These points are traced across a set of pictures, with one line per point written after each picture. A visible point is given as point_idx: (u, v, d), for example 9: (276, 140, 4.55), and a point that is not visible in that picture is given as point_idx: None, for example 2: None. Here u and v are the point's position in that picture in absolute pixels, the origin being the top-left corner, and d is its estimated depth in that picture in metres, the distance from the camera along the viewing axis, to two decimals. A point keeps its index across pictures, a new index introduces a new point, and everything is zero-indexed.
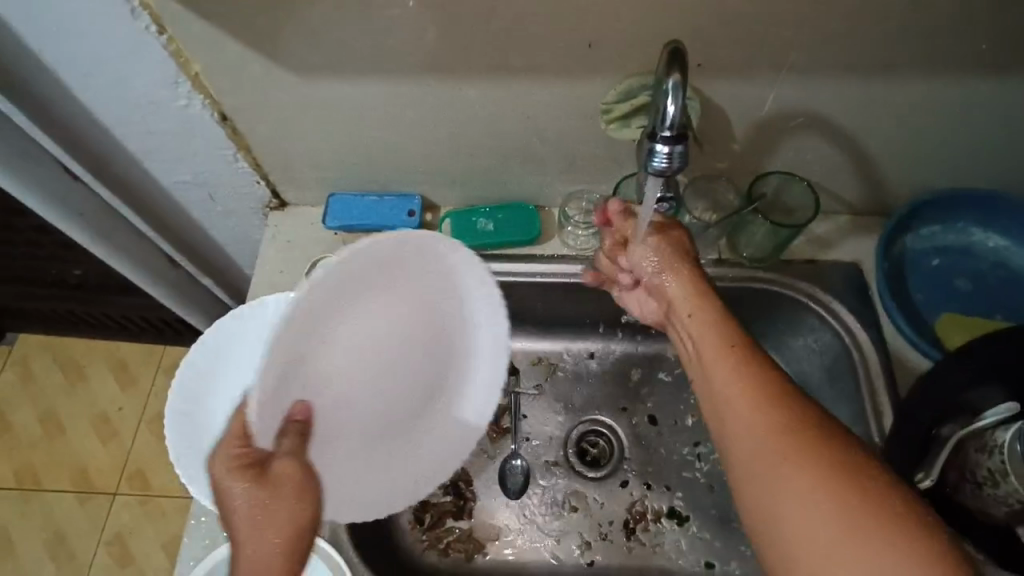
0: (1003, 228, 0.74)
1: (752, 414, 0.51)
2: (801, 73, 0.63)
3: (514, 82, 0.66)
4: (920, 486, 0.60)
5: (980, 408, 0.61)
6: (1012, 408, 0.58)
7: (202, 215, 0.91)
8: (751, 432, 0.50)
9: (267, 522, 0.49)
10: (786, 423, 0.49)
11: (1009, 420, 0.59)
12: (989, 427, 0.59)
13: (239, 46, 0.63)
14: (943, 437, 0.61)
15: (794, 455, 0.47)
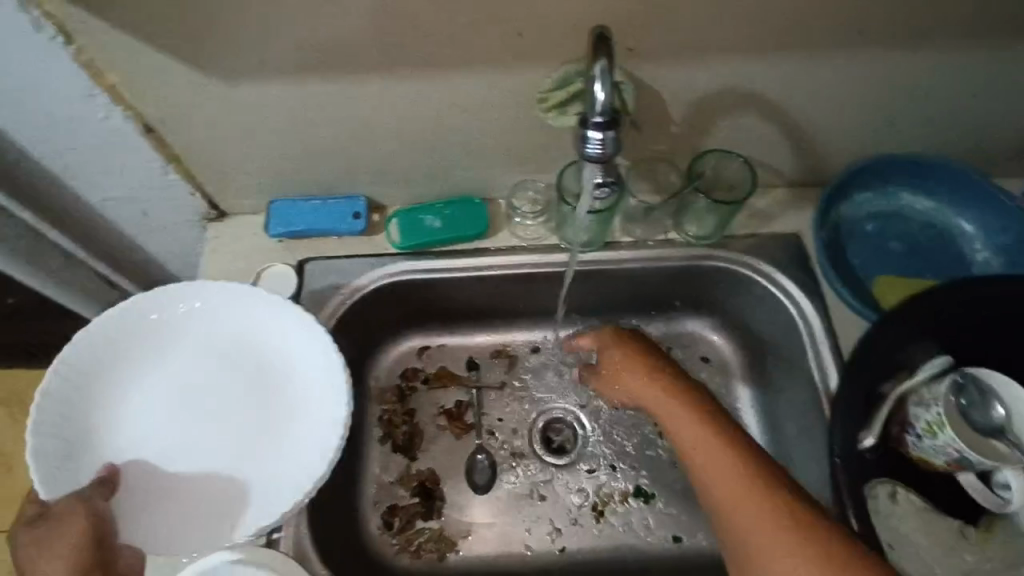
0: (929, 190, 0.78)
1: (719, 468, 0.57)
2: (729, 53, 0.64)
3: (449, 76, 0.65)
4: (864, 444, 0.62)
5: (916, 364, 0.64)
6: (945, 362, 0.62)
7: (137, 231, 0.87)
8: (728, 504, 0.56)
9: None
10: (741, 477, 0.56)
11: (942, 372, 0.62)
12: (925, 381, 0.62)
13: (156, 52, 0.61)
14: (885, 394, 0.63)
15: (747, 503, 0.54)
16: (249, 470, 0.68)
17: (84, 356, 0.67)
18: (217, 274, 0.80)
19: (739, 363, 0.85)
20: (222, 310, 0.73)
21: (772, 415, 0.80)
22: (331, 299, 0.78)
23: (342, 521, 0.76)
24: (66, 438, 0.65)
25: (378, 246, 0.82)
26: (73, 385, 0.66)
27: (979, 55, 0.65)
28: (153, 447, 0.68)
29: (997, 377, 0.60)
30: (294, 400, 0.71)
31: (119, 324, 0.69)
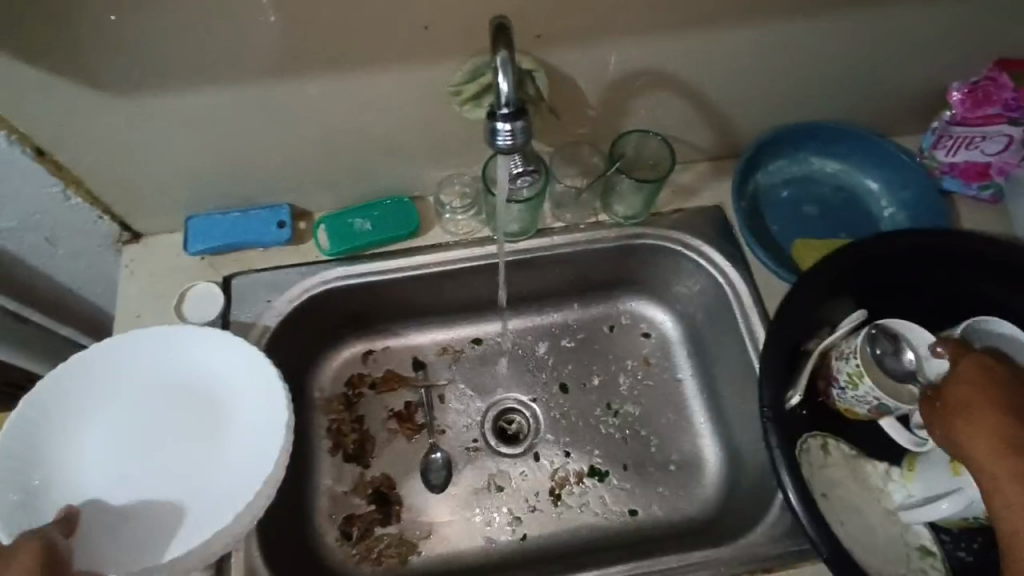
0: (836, 154, 0.82)
1: (972, 430, 0.53)
2: (635, 34, 0.65)
3: (359, 75, 0.64)
4: (791, 402, 0.66)
5: (834, 320, 0.68)
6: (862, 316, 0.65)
7: (44, 261, 0.81)
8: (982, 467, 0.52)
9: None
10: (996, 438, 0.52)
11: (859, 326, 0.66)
12: (843, 337, 0.65)
13: (38, 71, 0.57)
14: (809, 350, 0.67)
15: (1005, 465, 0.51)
16: (217, 494, 0.65)
17: (35, 410, 0.64)
18: (136, 299, 0.76)
19: (678, 335, 0.87)
20: (172, 343, 0.70)
21: (711, 382, 0.83)
22: (262, 313, 0.76)
23: (296, 538, 0.74)
24: (25, 492, 0.62)
25: (307, 254, 0.80)
26: (28, 441, 0.63)
27: (867, 21, 0.69)
28: (104, 487, 0.65)
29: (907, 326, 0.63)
30: (255, 416, 0.68)
31: (67, 374, 0.66)
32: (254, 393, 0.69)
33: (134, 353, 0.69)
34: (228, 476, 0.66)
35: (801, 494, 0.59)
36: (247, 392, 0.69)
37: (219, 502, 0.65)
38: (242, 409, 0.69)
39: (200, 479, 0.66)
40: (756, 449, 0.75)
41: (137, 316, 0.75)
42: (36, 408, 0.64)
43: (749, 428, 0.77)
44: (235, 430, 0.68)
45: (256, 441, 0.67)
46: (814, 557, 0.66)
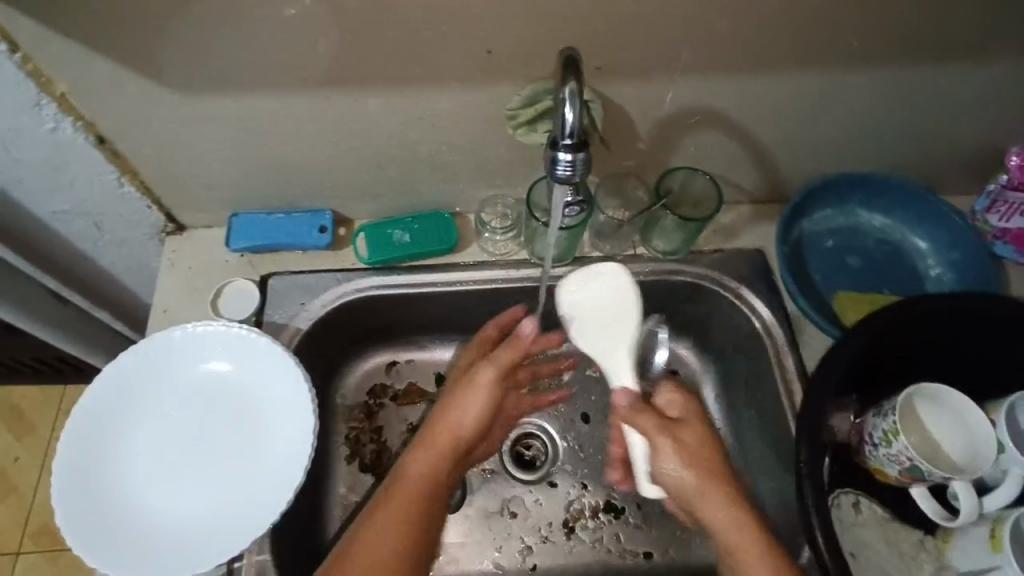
0: (885, 208, 0.81)
1: (695, 459, 0.63)
2: (694, 73, 0.65)
3: (416, 91, 0.65)
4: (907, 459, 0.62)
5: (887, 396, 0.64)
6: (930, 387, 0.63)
7: (89, 246, 0.83)
8: (692, 484, 0.63)
9: (381, 528, 0.60)
10: (707, 468, 0.63)
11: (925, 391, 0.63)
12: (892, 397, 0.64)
13: (110, 63, 0.59)
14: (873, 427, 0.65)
15: (713, 494, 0.62)
16: (249, 503, 0.64)
17: (97, 400, 0.66)
18: (174, 291, 0.77)
19: (706, 376, 0.86)
20: (219, 347, 0.70)
21: (738, 428, 0.81)
22: (295, 316, 0.76)
23: (306, 545, 0.73)
24: (81, 484, 0.63)
25: (345, 261, 0.80)
26: (84, 439, 0.65)
27: (929, 78, 0.68)
28: (144, 489, 0.65)
29: (959, 399, 0.62)
30: (291, 429, 0.67)
31: (124, 372, 0.68)
32: (292, 405, 0.68)
33: (189, 350, 0.70)
34: (260, 488, 0.65)
35: (837, 559, 0.56)
36: (285, 402, 0.69)
37: (248, 515, 0.63)
38: (280, 422, 0.68)
39: (237, 486, 0.66)
40: (783, 502, 0.73)
41: (170, 311, 0.76)
42: (95, 403, 0.66)
43: (775, 480, 0.74)
44: (274, 439, 0.68)
45: (290, 455, 0.66)
46: None
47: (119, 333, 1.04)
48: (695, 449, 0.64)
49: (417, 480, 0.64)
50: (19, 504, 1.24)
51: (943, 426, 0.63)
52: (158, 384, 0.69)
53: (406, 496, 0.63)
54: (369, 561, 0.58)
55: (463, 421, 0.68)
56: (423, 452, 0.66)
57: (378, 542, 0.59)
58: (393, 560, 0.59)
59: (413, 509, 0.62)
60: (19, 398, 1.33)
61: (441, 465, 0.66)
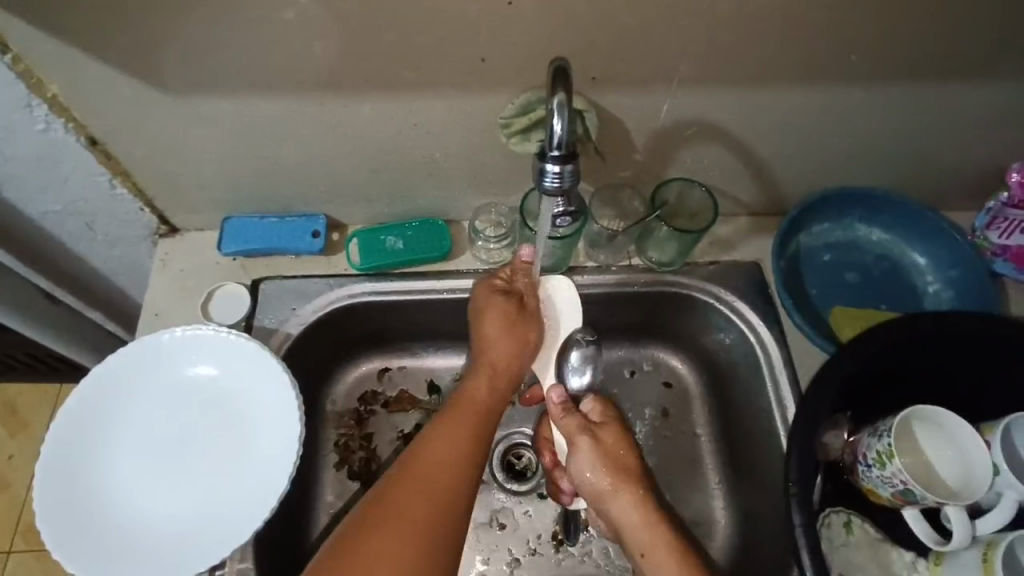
0: (884, 223, 0.80)
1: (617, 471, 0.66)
2: (691, 85, 0.64)
3: (411, 98, 0.64)
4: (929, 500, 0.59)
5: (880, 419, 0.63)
6: (923, 409, 0.62)
7: (81, 246, 0.83)
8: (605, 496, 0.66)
9: (438, 444, 0.60)
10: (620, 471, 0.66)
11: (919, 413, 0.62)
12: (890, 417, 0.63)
13: (102, 65, 0.59)
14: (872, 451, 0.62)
15: (625, 497, 0.65)
16: (233, 510, 0.64)
17: (83, 401, 0.66)
18: (164, 293, 0.77)
19: (700, 389, 0.85)
20: (207, 352, 0.70)
21: (731, 443, 0.80)
22: (285, 320, 0.76)
23: (290, 553, 0.73)
24: (64, 487, 0.62)
25: (338, 266, 0.80)
26: (68, 442, 0.64)
27: (930, 95, 0.67)
28: (128, 493, 0.64)
29: (956, 422, 0.61)
30: (277, 437, 0.67)
31: (111, 375, 0.67)
32: (279, 412, 0.68)
33: (177, 353, 0.69)
34: (245, 495, 0.64)
35: None
36: (272, 409, 0.68)
37: (232, 522, 0.63)
38: (266, 430, 0.68)
39: (222, 493, 0.65)
40: (774, 521, 0.72)
41: (162, 314, 0.76)
42: (81, 406, 0.66)
43: (766, 497, 0.73)
44: (260, 445, 0.67)
45: (276, 462, 0.66)
46: None
47: (112, 332, 1.03)
48: (610, 449, 0.68)
49: (473, 400, 0.65)
50: (9, 501, 1.24)
51: (939, 449, 0.62)
52: (144, 388, 0.68)
53: (469, 409, 0.64)
54: (432, 473, 0.58)
55: (503, 348, 0.69)
56: (479, 374, 0.68)
57: (435, 455, 0.59)
58: (456, 473, 0.58)
59: (475, 421, 0.64)
60: (14, 394, 1.33)
61: (495, 387, 0.67)
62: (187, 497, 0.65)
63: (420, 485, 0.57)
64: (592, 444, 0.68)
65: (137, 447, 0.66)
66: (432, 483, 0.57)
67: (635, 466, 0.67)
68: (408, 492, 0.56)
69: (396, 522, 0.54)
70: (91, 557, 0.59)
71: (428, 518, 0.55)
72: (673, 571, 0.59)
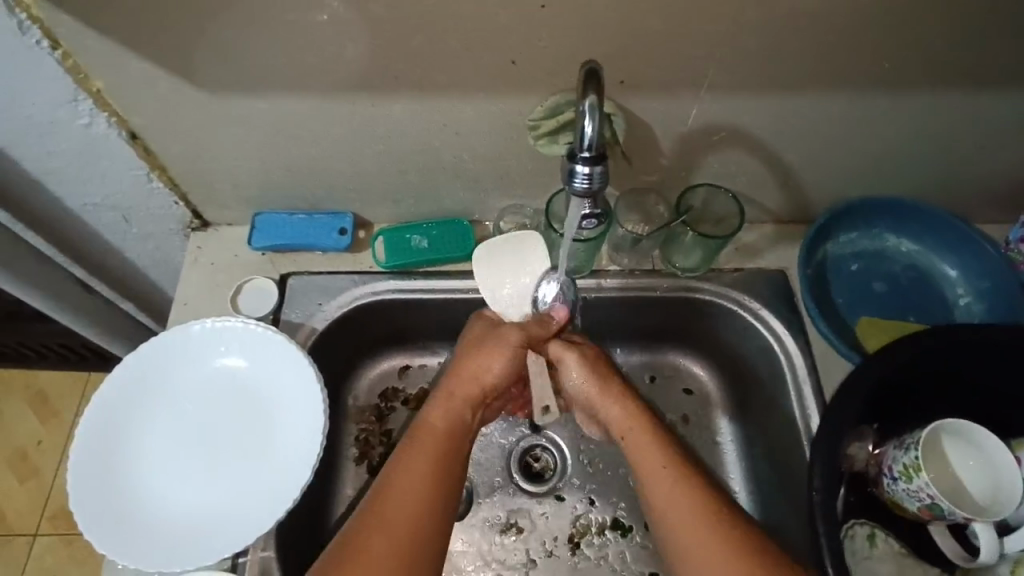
0: (914, 233, 0.79)
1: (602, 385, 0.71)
2: (720, 90, 0.64)
3: (441, 99, 0.65)
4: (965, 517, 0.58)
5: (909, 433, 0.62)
6: (949, 423, 0.61)
7: (117, 238, 0.85)
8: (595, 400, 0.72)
9: (405, 473, 0.62)
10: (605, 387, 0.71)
11: (948, 426, 0.61)
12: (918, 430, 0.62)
13: (145, 63, 0.61)
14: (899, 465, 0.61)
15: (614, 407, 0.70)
16: (257, 500, 0.65)
17: (116, 388, 0.68)
18: (195, 285, 0.79)
19: (721, 396, 0.85)
20: (235, 344, 0.71)
21: (753, 452, 0.79)
22: (312, 315, 0.77)
23: (309, 545, 0.73)
24: (96, 471, 0.64)
25: (363, 264, 0.81)
26: (102, 428, 0.66)
27: (965, 103, 0.66)
28: (157, 479, 0.66)
29: (990, 438, 0.60)
30: (301, 430, 0.68)
31: (143, 364, 0.69)
32: (303, 405, 0.69)
33: (206, 345, 0.71)
34: (269, 485, 0.66)
35: None
36: (297, 403, 0.69)
37: (255, 512, 0.64)
38: (291, 423, 0.69)
39: (246, 482, 0.66)
40: (796, 532, 0.71)
41: (190, 303, 0.78)
42: (114, 393, 0.68)
43: (787, 508, 0.72)
44: (284, 437, 0.68)
45: (299, 455, 0.67)
46: None
47: (142, 324, 1.06)
48: (595, 363, 0.73)
49: (436, 428, 0.66)
50: (38, 486, 1.27)
51: (968, 464, 0.60)
52: (174, 377, 0.70)
53: (434, 438, 0.65)
54: (400, 503, 0.60)
55: (483, 369, 0.70)
56: (444, 399, 0.68)
57: (405, 484, 0.61)
58: (423, 502, 0.60)
59: (441, 447, 0.64)
60: (46, 382, 1.36)
61: (460, 412, 0.68)
62: (213, 484, 0.66)
63: (390, 513, 0.59)
64: (582, 360, 0.72)
65: (166, 435, 0.68)
66: (400, 513, 0.59)
67: (620, 380, 0.73)
68: (377, 524, 0.58)
69: (370, 551, 0.56)
70: (118, 541, 0.61)
71: (401, 545, 0.57)
72: (668, 483, 0.62)
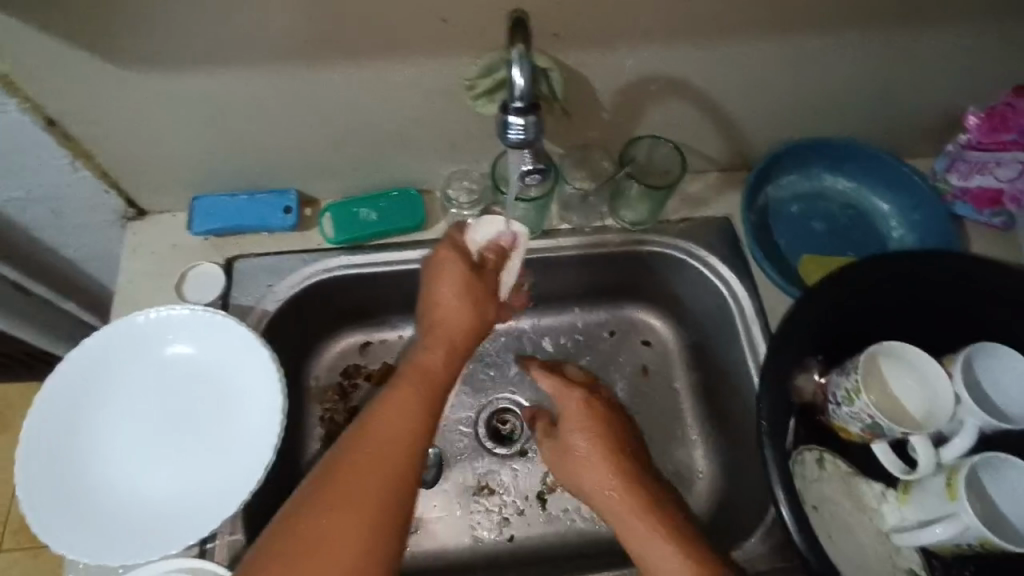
0: (849, 171, 0.81)
1: (598, 449, 0.63)
2: (652, 40, 0.65)
3: (377, 64, 0.64)
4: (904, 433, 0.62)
5: (847, 363, 0.65)
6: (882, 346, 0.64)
7: (47, 233, 0.81)
8: (589, 467, 0.63)
9: (392, 411, 0.56)
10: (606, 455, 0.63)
11: (881, 350, 0.65)
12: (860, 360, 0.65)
13: (52, 41, 0.58)
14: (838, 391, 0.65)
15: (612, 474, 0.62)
16: (218, 486, 0.64)
17: (61, 384, 0.66)
18: (137, 275, 0.76)
19: (677, 344, 0.87)
20: (184, 332, 0.69)
21: (710, 396, 0.82)
22: (262, 298, 0.75)
23: None
24: (44, 469, 0.62)
25: (311, 241, 0.79)
26: (49, 426, 0.64)
27: (889, 39, 0.68)
28: (112, 473, 0.64)
29: (923, 358, 0.63)
30: (258, 415, 0.67)
31: (88, 359, 0.67)
32: (260, 390, 0.68)
33: (153, 334, 0.69)
34: (229, 471, 0.65)
35: (795, 512, 0.57)
36: (252, 387, 0.68)
37: (217, 497, 0.63)
38: (248, 408, 0.68)
39: (206, 470, 0.65)
40: (750, 465, 0.74)
41: (140, 289, 0.75)
42: (60, 389, 0.65)
43: (745, 442, 0.76)
44: (243, 421, 0.67)
45: (258, 439, 0.66)
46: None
47: (85, 323, 1.02)
48: (592, 427, 0.65)
49: (428, 369, 0.61)
50: None
51: (903, 382, 0.64)
52: (123, 368, 0.68)
53: (418, 380, 0.59)
54: (388, 438, 0.55)
55: (456, 309, 0.65)
56: (430, 339, 0.63)
57: (388, 423, 0.55)
58: (409, 442, 0.55)
59: (432, 394, 0.59)
60: None
61: (452, 355, 0.63)
62: (172, 473, 0.65)
63: (373, 452, 0.53)
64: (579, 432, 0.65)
65: (118, 427, 0.67)
66: (387, 450, 0.54)
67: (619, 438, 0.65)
68: (360, 454, 0.53)
69: (355, 487, 0.51)
70: (74, 537, 0.60)
71: (381, 489, 0.52)
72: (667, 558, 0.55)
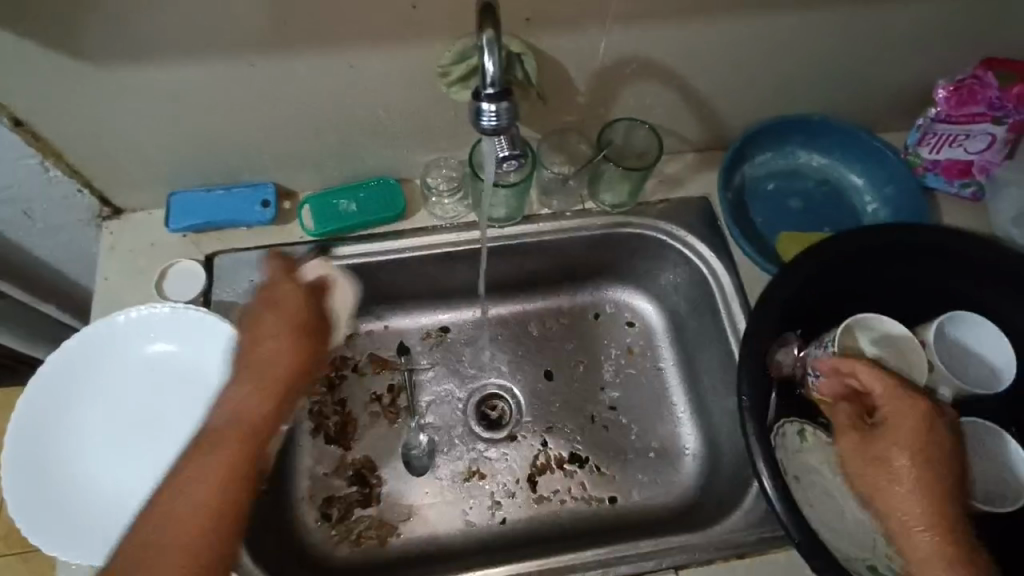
0: (823, 148, 0.82)
1: (902, 435, 0.56)
2: (624, 21, 0.65)
3: (349, 53, 0.63)
4: None
5: (824, 337, 0.67)
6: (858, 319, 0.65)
7: (20, 235, 0.80)
8: (896, 456, 0.55)
9: (195, 473, 0.52)
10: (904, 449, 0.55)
11: (858, 324, 0.65)
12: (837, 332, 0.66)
13: (14, 40, 0.56)
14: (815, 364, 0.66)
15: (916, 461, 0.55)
16: None
17: (43, 387, 0.65)
18: (116, 274, 0.75)
19: (660, 324, 0.88)
20: (165, 331, 0.69)
21: (693, 374, 0.84)
22: (243, 293, 0.75)
23: (274, 519, 0.74)
24: (30, 472, 0.63)
25: (291, 235, 0.79)
26: (33, 428, 0.64)
27: (858, 15, 0.69)
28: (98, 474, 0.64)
29: (897, 329, 0.65)
30: None
31: (71, 360, 0.67)
32: None
33: (133, 334, 0.69)
34: None
35: (776, 482, 0.59)
36: None
37: None
38: None
39: None
40: (734, 439, 0.76)
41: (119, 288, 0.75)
42: (43, 392, 0.65)
43: (729, 417, 0.77)
44: None
45: None
46: (785, 545, 0.67)
47: (65, 325, 1.01)
48: (904, 417, 0.56)
49: (242, 420, 0.55)
50: None
51: (878, 353, 0.66)
52: (106, 369, 0.68)
53: (241, 437, 0.54)
54: (181, 504, 0.50)
55: (290, 349, 0.59)
56: (254, 387, 0.57)
57: (178, 495, 0.50)
58: (212, 509, 0.50)
59: (250, 448, 0.54)
60: None
61: (263, 403, 0.57)
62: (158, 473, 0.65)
63: (172, 521, 0.49)
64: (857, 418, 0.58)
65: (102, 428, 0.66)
66: (182, 519, 0.50)
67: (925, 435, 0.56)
68: (167, 523, 0.49)
69: (166, 557, 0.48)
70: (62, 538, 0.60)
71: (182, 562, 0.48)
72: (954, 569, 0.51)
